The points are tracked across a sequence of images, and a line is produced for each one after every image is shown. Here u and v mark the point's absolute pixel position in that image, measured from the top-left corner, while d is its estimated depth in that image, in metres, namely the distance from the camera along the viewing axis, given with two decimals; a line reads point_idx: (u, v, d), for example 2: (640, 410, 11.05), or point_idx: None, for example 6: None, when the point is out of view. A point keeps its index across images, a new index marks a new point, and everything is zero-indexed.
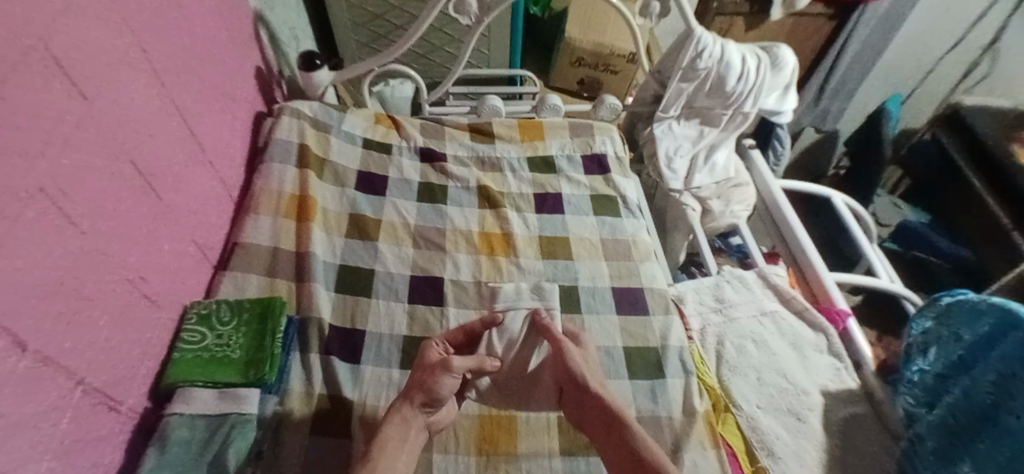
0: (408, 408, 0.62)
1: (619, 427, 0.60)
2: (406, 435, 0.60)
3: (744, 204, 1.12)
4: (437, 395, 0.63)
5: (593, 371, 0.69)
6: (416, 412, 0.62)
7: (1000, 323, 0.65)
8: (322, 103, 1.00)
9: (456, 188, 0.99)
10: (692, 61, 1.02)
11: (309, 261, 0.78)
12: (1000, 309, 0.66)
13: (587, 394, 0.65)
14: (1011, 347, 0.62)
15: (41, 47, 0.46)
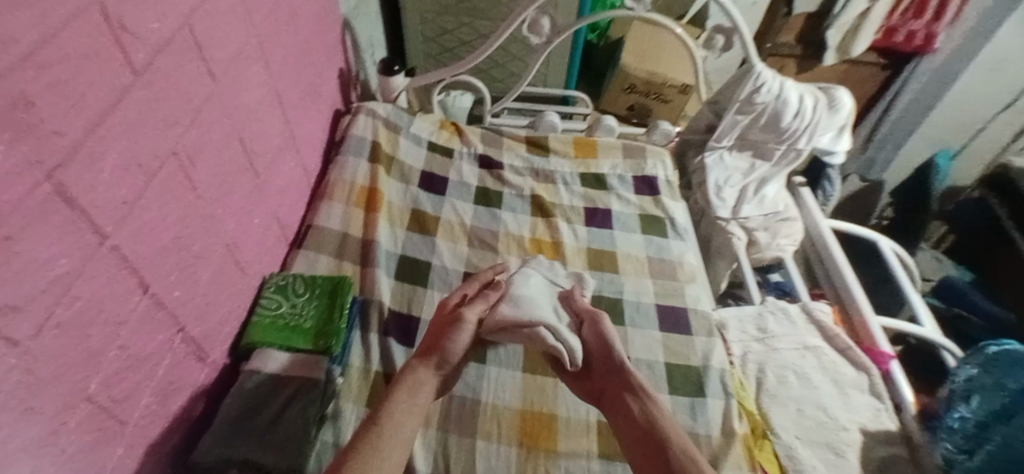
0: (421, 369, 0.62)
1: (625, 398, 0.62)
2: (415, 392, 0.59)
3: (791, 238, 1.13)
4: (447, 354, 0.64)
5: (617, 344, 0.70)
6: (428, 372, 0.62)
7: None
8: (395, 105, 1.06)
9: (511, 195, 1.03)
10: (749, 95, 1.06)
11: (373, 248, 0.83)
12: None
13: (616, 372, 0.65)
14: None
15: (190, 32, 0.53)
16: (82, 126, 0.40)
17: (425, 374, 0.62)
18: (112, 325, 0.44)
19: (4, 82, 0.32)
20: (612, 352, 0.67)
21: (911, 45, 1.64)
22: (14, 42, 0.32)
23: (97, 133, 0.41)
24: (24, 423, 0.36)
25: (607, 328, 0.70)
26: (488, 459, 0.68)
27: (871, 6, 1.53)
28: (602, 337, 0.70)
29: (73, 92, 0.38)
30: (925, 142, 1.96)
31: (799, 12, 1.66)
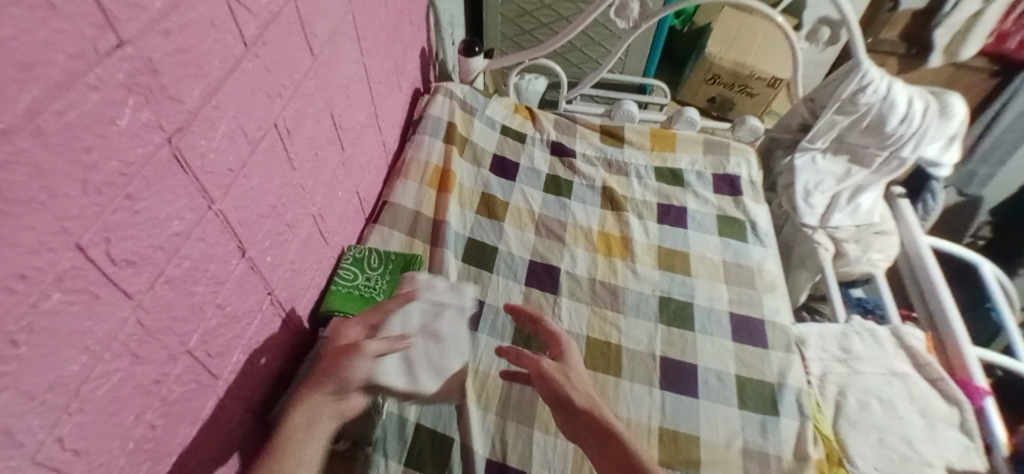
0: (315, 395, 0.55)
1: (601, 435, 0.57)
2: (312, 423, 0.53)
3: (885, 254, 1.03)
4: (347, 380, 0.56)
5: (583, 387, 0.62)
6: (325, 398, 0.55)
7: None
8: (472, 87, 1.06)
9: (581, 185, 1.01)
10: (852, 95, 0.97)
11: (443, 229, 0.84)
12: None
13: (579, 408, 0.59)
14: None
15: (297, 5, 0.55)
16: (199, 95, 0.41)
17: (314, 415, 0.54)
18: (214, 285, 0.47)
19: (133, 49, 0.34)
20: (577, 395, 0.60)
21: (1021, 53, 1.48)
22: (139, 10, 0.34)
23: (211, 102, 0.43)
24: (136, 370, 0.39)
25: (569, 358, 0.66)
26: (544, 451, 0.67)
27: (985, 6, 1.38)
28: (547, 374, 0.63)
29: (194, 62, 0.40)
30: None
31: (905, 9, 1.52)
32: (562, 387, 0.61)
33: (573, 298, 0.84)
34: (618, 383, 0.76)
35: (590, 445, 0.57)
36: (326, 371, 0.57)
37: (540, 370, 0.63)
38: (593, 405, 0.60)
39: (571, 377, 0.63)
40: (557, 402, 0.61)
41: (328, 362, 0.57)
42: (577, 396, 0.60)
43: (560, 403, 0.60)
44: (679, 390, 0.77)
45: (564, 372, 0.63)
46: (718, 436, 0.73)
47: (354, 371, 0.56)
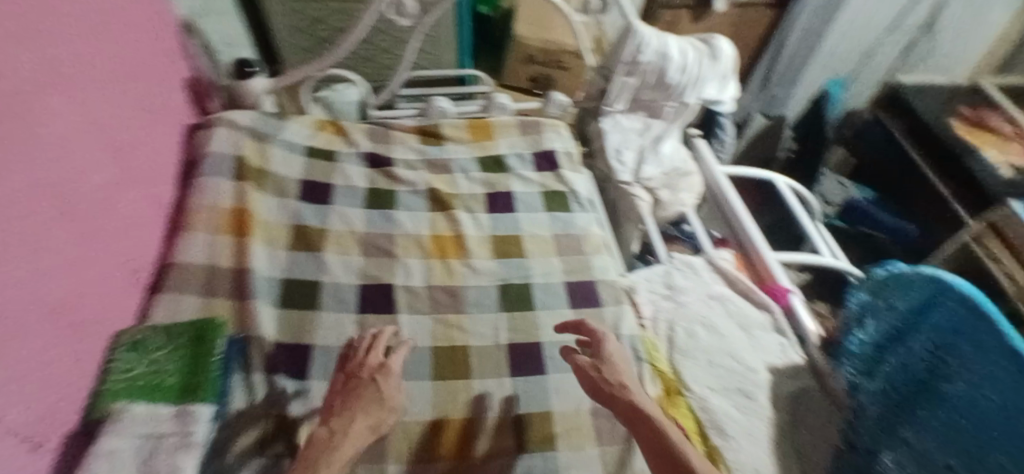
0: (364, 416, 0.62)
1: (635, 419, 0.65)
2: (348, 426, 0.60)
3: (692, 192, 1.17)
4: (384, 400, 0.64)
5: (616, 376, 0.70)
6: (378, 414, 0.63)
7: (929, 294, 0.73)
8: (260, 112, 0.97)
9: (406, 192, 0.97)
10: (634, 55, 1.05)
11: (251, 280, 0.76)
12: (930, 281, 0.73)
13: (613, 394, 0.68)
14: (943, 317, 0.70)
15: None
16: None
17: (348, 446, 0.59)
18: None
19: None
20: (608, 381, 0.69)
21: None
22: None
23: None
24: None
25: (609, 350, 0.73)
26: None
27: None
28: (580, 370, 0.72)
29: None
30: (820, 76, 2.05)
31: None
32: (596, 379, 0.70)
33: (412, 313, 0.81)
34: (469, 385, 0.75)
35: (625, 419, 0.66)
36: (355, 397, 0.63)
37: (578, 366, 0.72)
38: (625, 391, 0.68)
39: (607, 372, 0.71)
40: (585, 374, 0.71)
41: (372, 387, 0.65)
42: (609, 386, 0.69)
43: (597, 393, 0.70)
44: (529, 371, 0.78)
45: (597, 367, 0.72)
46: (569, 405, 0.76)
47: (393, 398, 0.65)
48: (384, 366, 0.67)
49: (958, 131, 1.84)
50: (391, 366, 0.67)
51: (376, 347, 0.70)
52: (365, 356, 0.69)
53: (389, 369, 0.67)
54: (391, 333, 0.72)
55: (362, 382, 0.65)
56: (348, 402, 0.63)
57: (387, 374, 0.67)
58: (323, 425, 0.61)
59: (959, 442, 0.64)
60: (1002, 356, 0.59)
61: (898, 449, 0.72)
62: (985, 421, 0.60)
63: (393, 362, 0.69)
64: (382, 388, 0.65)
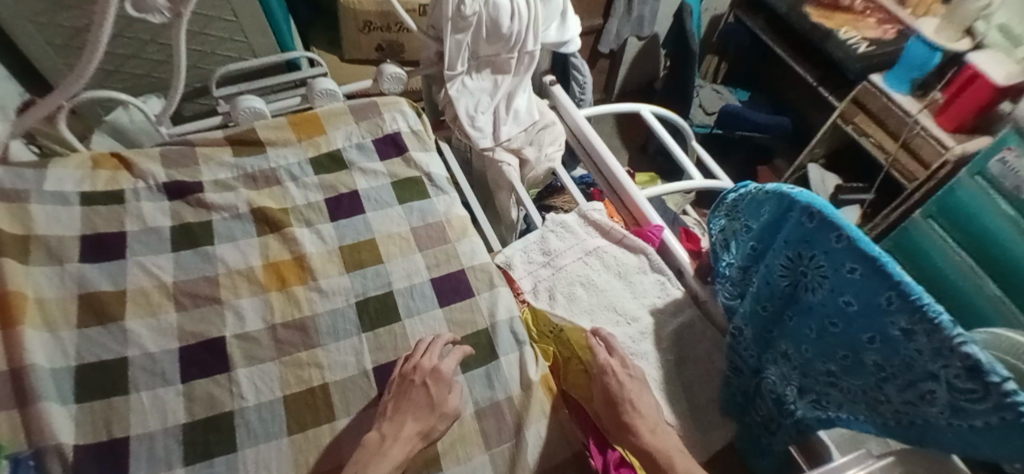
0: (410, 423, 0.63)
1: (643, 443, 0.63)
2: (397, 431, 0.62)
3: (557, 144, 1.12)
4: (438, 404, 0.65)
5: (630, 396, 0.67)
6: (428, 417, 0.64)
7: (778, 207, 0.70)
8: (7, 164, 0.79)
9: (224, 220, 0.83)
10: (457, 9, 0.93)
11: (30, 381, 0.63)
12: (776, 194, 0.69)
13: (626, 423, 0.65)
14: (791, 231, 0.66)
15: None
16: None
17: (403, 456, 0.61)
18: None
19: None
20: (619, 399, 0.67)
21: None
22: None
23: None
24: None
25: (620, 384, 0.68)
26: None
27: None
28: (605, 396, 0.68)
29: None
30: None
31: None
32: (612, 396, 0.67)
33: (252, 364, 0.70)
34: (334, 428, 0.67)
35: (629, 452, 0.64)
36: (406, 400, 0.65)
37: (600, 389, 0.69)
38: (630, 421, 0.65)
39: (615, 394, 0.67)
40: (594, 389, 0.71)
41: (422, 391, 0.66)
42: (626, 411, 0.66)
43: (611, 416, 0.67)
44: None
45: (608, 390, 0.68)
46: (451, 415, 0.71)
47: (444, 400, 0.66)
48: (435, 369, 0.67)
49: (815, 18, 1.87)
50: (444, 371, 0.67)
51: (432, 349, 0.70)
52: (426, 354, 0.69)
53: (439, 373, 0.67)
54: (443, 341, 0.72)
55: (414, 386, 0.66)
56: (406, 405, 0.65)
57: (439, 378, 0.67)
58: (377, 427, 0.64)
59: (834, 347, 0.64)
60: (857, 264, 0.56)
61: (782, 363, 0.73)
62: (853, 326, 0.60)
63: (447, 364, 0.68)
64: (433, 395, 0.66)
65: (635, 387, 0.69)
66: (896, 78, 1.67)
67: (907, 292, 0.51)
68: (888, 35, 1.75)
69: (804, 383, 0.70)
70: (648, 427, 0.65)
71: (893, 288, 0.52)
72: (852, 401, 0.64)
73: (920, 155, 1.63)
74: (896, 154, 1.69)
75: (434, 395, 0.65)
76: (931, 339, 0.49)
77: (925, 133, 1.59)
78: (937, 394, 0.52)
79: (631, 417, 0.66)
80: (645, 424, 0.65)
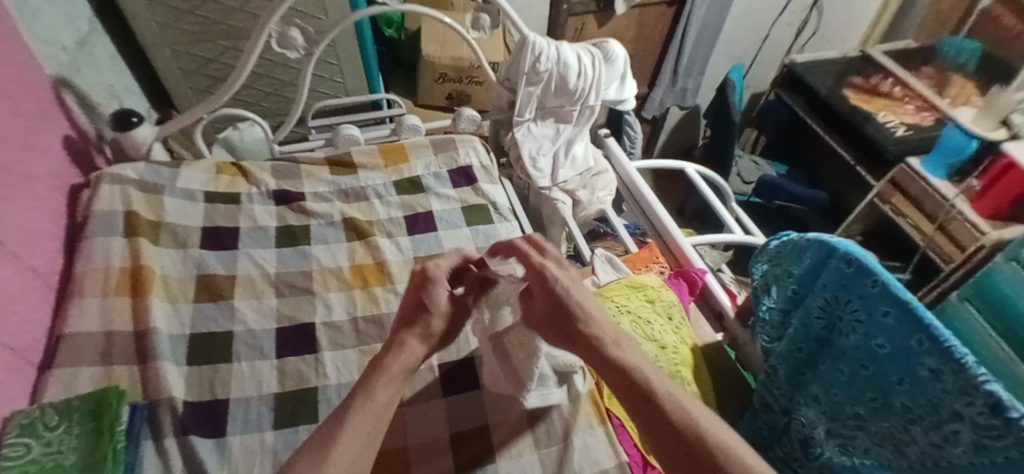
0: (409, 334, 0.64)
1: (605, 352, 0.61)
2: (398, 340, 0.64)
3: (608, 189, 1.23)
4: (431, 306, 0.66)
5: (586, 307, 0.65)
6: (423, 323, 0.65)
7: (820, 254, 0.77)
8: (149, 162, 0.93)
9: (320, 225, 0.95)
10: (532, 65, 1.08)
11: (152, 341, 0.72)
12: (818, 243, 0.77)
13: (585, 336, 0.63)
14: (831, 276, 0.74)
15: None
16: None
17: (406, 355, 0.62)
18: None
19: None
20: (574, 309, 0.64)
21: None
22: None
23: None
24: None
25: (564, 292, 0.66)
26: None
27: None
28: (556, 305, 0.65)
29: None
30: (722, 60, 2.22)
31: None
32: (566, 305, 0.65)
33: (335, 349, 0.79)
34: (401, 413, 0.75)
35: (590, 362, 0.62)
36: (405, 315, 0.67)
37: (553, 300, 0.66)
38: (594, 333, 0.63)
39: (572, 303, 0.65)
40: (533, 305, 0.69)
41: (416, 300, 0.67)
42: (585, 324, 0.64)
43: (570, 331, 0.64)
44: (462, 388, 0.80)
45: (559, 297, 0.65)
46: (505, 414, 0.77)
47: (435, 304, 0.66)
48: (425, 275, 0.68)
49: (855, 100, 2.01)
50: (432, 274, 0.68)
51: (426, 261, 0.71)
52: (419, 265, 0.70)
53: (426, 280, 0.67)
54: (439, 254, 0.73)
55: (410, 297, 0.68)
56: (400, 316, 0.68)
57: (429, 285, 0.67)
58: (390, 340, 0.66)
59: (865, 388, 0.69)
60: (891, 307, 0.63)
61: (812, 406, 0.78)
62: (885, 367, 0.66)
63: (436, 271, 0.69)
64: (425, 302, 0.66)
65: (574, 287, 0.67)
66: (932, 163, 1.73)
67: (935, 334, 0.58)
68: (927, 121, 1.88)
69: (832, 426, 0.75)
70: (610, 340, 0.62)
71: (923, 330, 0.59)
72: (880, 443, 0.68)
73: (956, 238, 1.67)
74: (933, 236, 1.74)
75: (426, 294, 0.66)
76: (957, 378, 0.55)
77: (961, 217, 1.64)
78: (960, 433, 0.56)
79: (592, 328, 0.63)
80: (604, 336, 0.62)
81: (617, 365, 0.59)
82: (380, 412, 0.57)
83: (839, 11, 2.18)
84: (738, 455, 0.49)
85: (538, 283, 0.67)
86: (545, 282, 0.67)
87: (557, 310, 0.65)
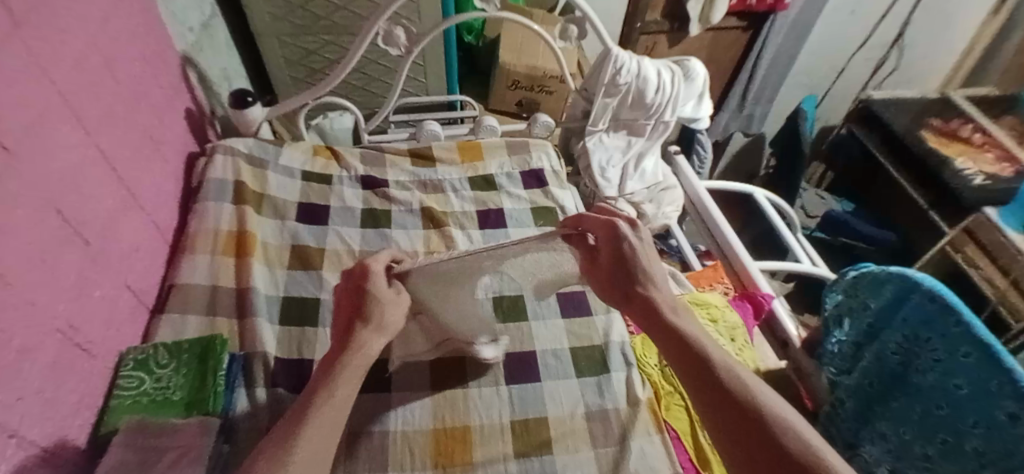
0: (363, 331, 0.58)
1: (662, 318, 0.59)
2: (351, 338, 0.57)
3: (675, 205, 1.24)
4: (375, 299, 0.60)
5: (653, 271, 0.64)
6: (371, 321, 0.59)
7: (899, 290, 0.75)
8: (257, 139, 1.02)
9: (399, 212, 1.01)
10: (612, 78, 1.09)
11: (251, 300, 0.78)
12: (898, 277, 0.75)
13: (649, 300, 0.62)
14: (911, 312, 0.72)
15: None
16: None
17: (368, 350, 0.56)
18: None
19: None
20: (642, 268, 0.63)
21: (764, 4, 1.69)
22: None
23: None
24: None
25: (630, 248, 0.64)
26: None
27: None
28: (619, 259, 0.65)
29: None
30: (795, 90, 2.17)
31: None
32: (630, 261, 0.64)
33: None
34: (467, 393, 0.78)
35: (642, 321, 0.61)
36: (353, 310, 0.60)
37: (618, 253, 0.65)
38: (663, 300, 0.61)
39: (639, 261, 0.64)
40: (596, 256, 0.68)
41: (358, 291, 0.61)
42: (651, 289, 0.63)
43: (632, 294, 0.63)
44: (522, 379, 0.81)
45: (624, 252, 0.64)
46: (563, 410, 0.78)
47: (380, 292, 0.61)
48: (364, 267, 0.62)
49: (932, 143, 1.93)
50: (372, 267, 0.62)
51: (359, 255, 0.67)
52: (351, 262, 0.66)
53: (366, 270, 0.62)
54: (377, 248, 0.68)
55: (349, 293, 0.61)
56: (340, 315, 0.61)
57: (373, 276, 0.62)
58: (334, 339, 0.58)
59: (937, 430, 0.68)
60: (971, 348, 0.64)
61: (878, 443, 0.76)
62: (961, 409, 0.65)
63: (377, 263, 0.64)
64: (368, 294, 0.60)
65: (641, 246, 0.65)
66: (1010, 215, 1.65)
67: (1015, 378, 0.58)
68: (1006, 173, 1.76)
69: (898, 466, 0.73)
70: (667, 306, 0.61)
71: (1003, 374, 0.60)
72: None
73: None
74: (1005, 291, 1.64)
75: (369, 289, 0.60)
76: None
77: None
78: None
79: (653, 292, 0.62)
80: (663, 300, 0.62)
81: (677, 335, 0.57)
82: (338, 409, 0.49)
83: (922, 49, 2.09)
84: (790, 422, 0.46)
85: (606, 236, 0.66)
86: (613, 234, 0.65)
87: (622, 268, 0.64)
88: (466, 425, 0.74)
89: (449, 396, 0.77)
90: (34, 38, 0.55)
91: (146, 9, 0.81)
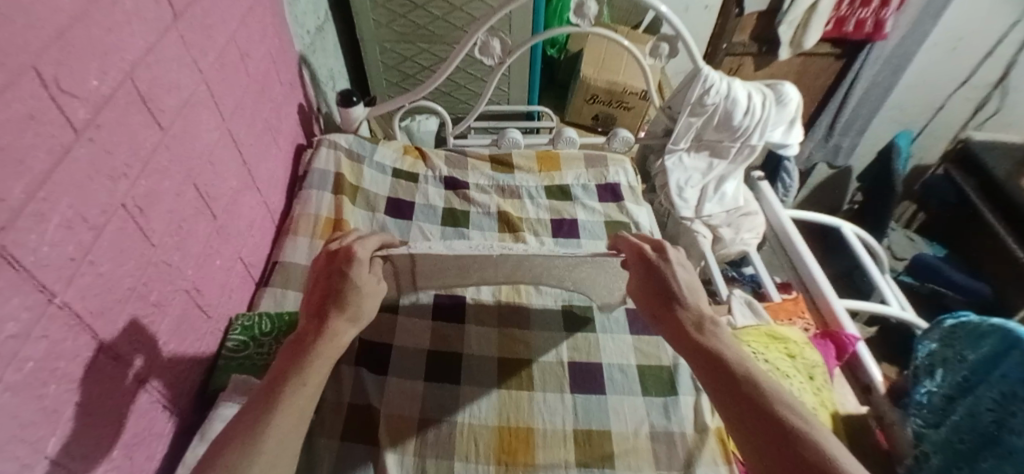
0: (337, 320, 0.56)
1: (696, 338, 0.59)
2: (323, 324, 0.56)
3: (754, 232, 1.20)
4: (351, 289, 0.58)
5: (693, 298, 0.63)
6: (342, 311, 0.57)
7: (1000, 343, 0.69)
8: (357, 136, 1.09)
9: (478, 214, 1.05)
10: (699, 98, 1.07)
11: None
12: (1000, 330, 0.69)
13: (685, 322, 0.61)
14: (1012, 367, 0.66)
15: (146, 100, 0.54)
16: (22, 191, 0.38)
17: (339, 341, 0.56)
18: (70, 381, 0.45)
19: None
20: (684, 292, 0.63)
21: (861, 33, 1.60)
22: None
23: (61, 202, 0.42)
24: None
25: (669, 274, 0.64)
26: None
27: None
28: (652, 276, 0.65)
29: (13, 158, 0.37)
30: (890, 124, 2.03)
31: (750, 12, 1.61)
32: (667, 285, 0.64)
33: (479, 324, 0.87)
34: (532, 396, 0.79)
35: (672, 341, 0.61)
36: (331, 294, 0.58)
37: (650, 270, 0.66)
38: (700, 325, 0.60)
39: (680, 287, 0.63)
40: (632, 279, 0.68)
41: (340, 275, 0.59)
42: (686, 312, 0.62)
43: (668, 317, 0.62)
44: (588, 390, 0.81)
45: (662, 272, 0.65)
46: (627, 426, 0.77)
47: (360, 280, 0.59)
48: (348, 251, 0.61)
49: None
50: (356, 252, 0.60)
51: (347, 236, 0.66)
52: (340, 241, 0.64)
53: (348, 254, 0.60)
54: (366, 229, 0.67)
55: (331, 273, 0.60)
56: (314, 296, 0.60)
57: (355, 262, 0.60)
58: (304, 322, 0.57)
59: None
60: None
61: None
62: None
63: (362, 248, 0.62)
64: (348, 280, 0.59)
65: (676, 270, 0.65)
66: None
67: None
68: None
69: None
70: (692, 321, 0.61)
71: None
72: None
73: None
74: None
75: (349, 276, 0.59)
76: None
77: None
78: None
79: (692, 313, 0.62)
80: (695, 320, 0.61)
81: (716, 357, 0.56)
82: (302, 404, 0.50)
83: None
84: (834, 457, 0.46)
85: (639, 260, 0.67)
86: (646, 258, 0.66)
87: (651, 292, 0.65)
88: (531, 428, 0.75)
89: (513, 397, 0.78)
90: (188, 33, 0.63)
91: (276, 13, 0.90)
